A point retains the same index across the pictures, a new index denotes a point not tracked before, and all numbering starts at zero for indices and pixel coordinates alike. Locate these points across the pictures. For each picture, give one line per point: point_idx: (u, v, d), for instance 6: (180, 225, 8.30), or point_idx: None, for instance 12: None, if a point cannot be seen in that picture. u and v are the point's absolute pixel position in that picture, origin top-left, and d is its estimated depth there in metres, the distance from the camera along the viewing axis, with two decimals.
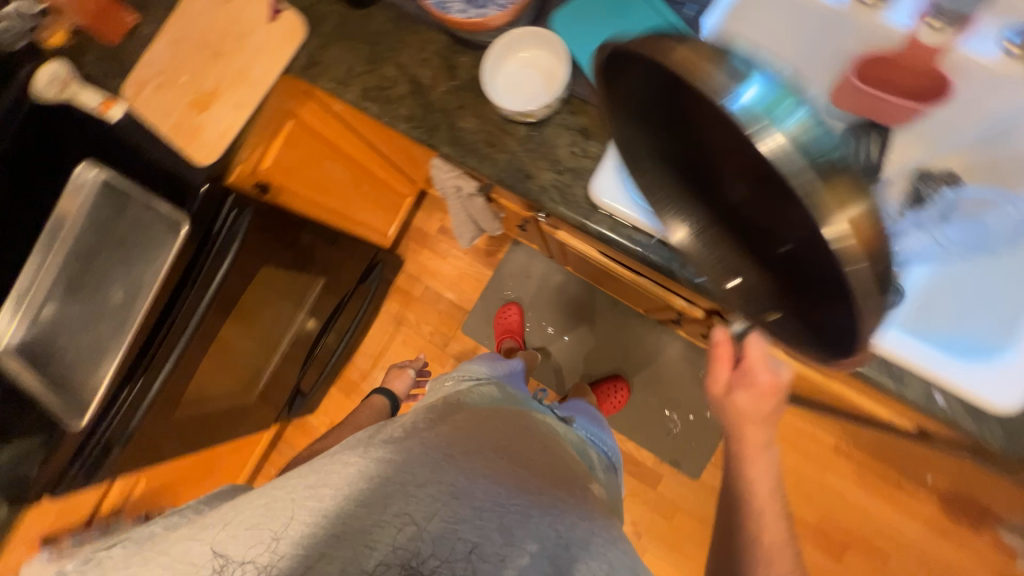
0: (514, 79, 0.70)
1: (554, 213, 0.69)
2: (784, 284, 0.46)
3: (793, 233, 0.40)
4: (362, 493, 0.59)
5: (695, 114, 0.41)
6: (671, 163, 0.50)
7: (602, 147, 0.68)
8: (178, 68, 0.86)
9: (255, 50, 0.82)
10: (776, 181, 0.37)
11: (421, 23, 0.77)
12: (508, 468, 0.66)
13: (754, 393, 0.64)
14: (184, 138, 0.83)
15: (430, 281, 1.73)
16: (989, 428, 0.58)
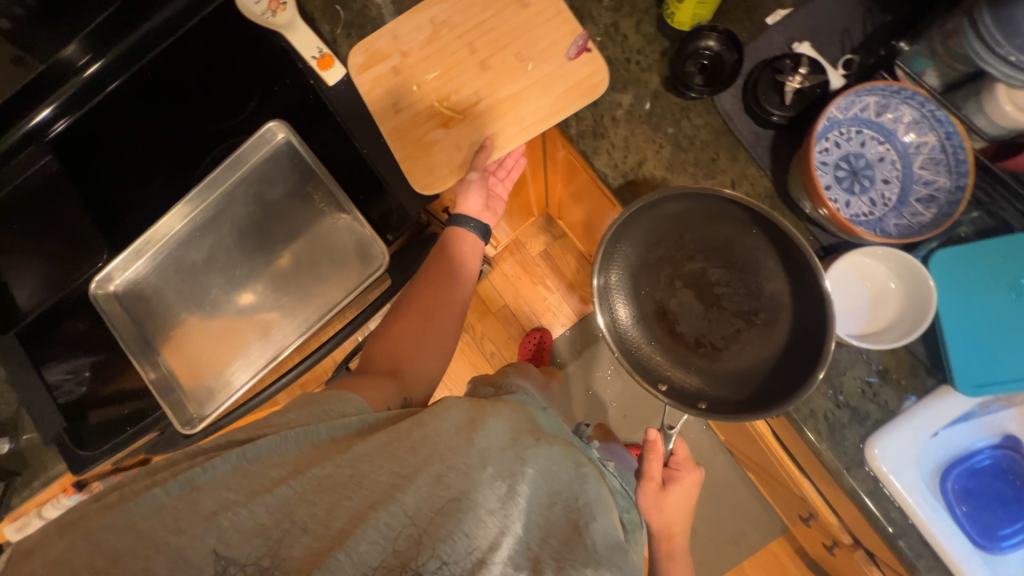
0: (843, 285, 0.59)
1: (808, 442, 0.61)
2: (691, 359, 0.57)
3: (741, 318, 0.57)
4: (513, 503, 0.43)
5: (685, 245, 0.59)
6: (647, 225, 0.59)
7: (897, 402, 0.60)
8: (430, 60, 0.68)
9: (537, 82, 0.66)
10: (766, 313, 0.56)
11: (747, 152, 0.63)
12: (566, 480, 0.48)
13: (681, 488, 0.68)
14: (408, 150, 0.68)
15: (510, 301, 1.60)
16: None
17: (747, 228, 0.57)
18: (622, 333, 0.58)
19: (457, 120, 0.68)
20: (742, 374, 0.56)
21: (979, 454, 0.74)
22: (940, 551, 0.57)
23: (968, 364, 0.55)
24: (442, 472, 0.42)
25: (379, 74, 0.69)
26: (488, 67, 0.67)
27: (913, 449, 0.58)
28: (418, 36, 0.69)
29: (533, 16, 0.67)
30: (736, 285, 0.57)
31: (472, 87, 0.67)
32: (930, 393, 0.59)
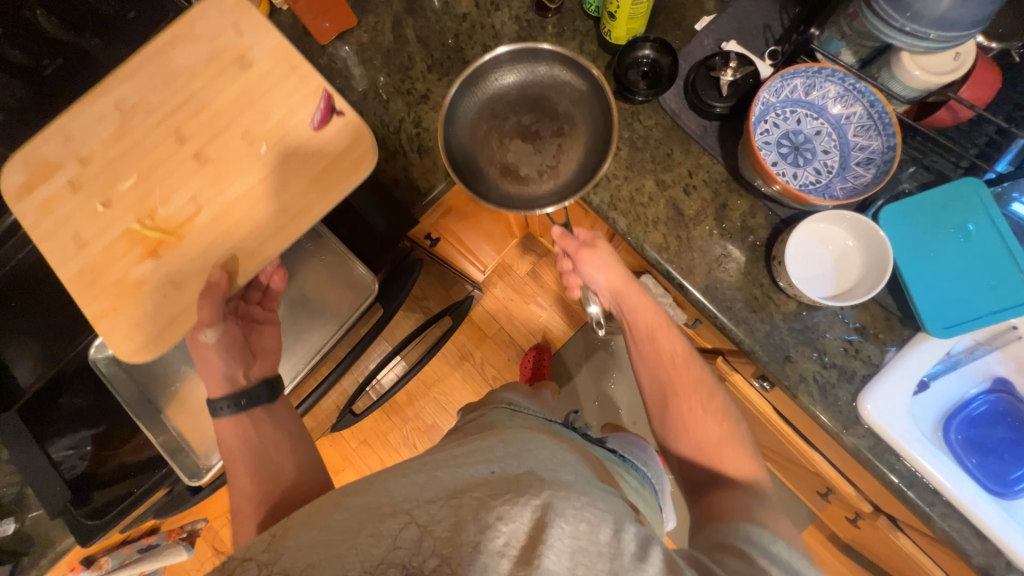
0: (802, 251, 0.62)
1: (804, 407, 0.63)
2: (537, 178, 0.67)
3: (557, 140, 0.68)
4: (428, 485, 0.44)
5: (498, 104, 0.68)
6: (465, 97, 0.67)
7: (880, 356, 0.62)
8: (123, 171, 0.62)
9: (279, 172, 0.61)
10: (569, 125, 0.68)
11: (698, 143, 0.68)
12: (467, 448, 0.50)
13: (599, 255, 0.66)
14: (114, 299, 0.61)
15: (505, 325, 1.61)
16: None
17: (533, 68, 0.68)
18: (484, 189, 0.66)
19: (172, 241, 0.60)
20: (578, 172, 0.67)
21: (974, 400, 0.76)
22: (952, 498, 0.58)
23: (933, 308, 0.58)
24: (347, 502, 0.43)
25: (47, 195, 0.62)
26: (214, 171, 0.61)
27: (903, 399, 0.60)
28: (106, 144, 0.62)
29: (263, 97, 0.61)
30: (545, 116, 0.68)
31: (186, 193, 0.61)
32: (908, 342, 0.61)
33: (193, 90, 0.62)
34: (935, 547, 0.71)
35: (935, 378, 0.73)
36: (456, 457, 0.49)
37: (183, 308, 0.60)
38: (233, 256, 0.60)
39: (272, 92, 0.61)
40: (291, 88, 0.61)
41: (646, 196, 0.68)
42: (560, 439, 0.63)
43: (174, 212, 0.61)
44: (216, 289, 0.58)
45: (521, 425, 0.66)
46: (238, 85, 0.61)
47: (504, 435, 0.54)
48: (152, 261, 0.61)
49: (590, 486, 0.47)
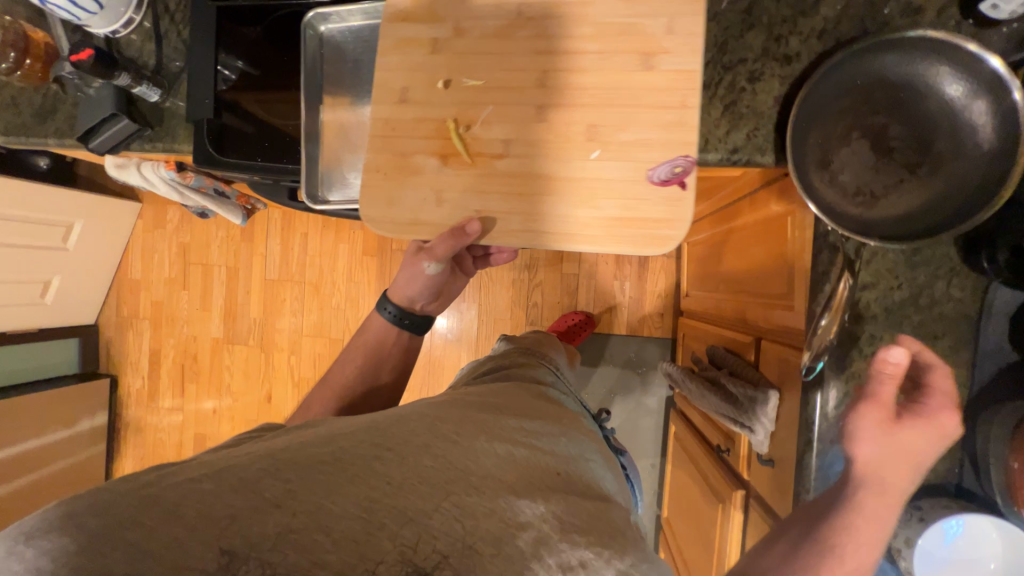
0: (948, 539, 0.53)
1: None
2: (853, 192, 0.57)
3: (905, 172, 0.56)
4: (513, 475, 0.42)
5: (876, 95, 0.57)
6: (855, 61, 0.56)
7: None
8: (480, 70, 0.64)
9: (591, 192, 0.61)
10: (931, 168, 0.55)
11: (970, 353, 0.57)
12: (550, 438, 0.50)
13: (897, 442, 0.48)
14: (393, 168, 0.66)
15: (580, 274, 1.55)
16: None
17: (950, 79, 0.54)
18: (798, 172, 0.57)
19: (468, 161, 0.63)
20: (897, 220, 0.56)
21: None
22: None
23: None
24: (445, 458, 0.41)
25: (408, 36, 0.66)
26: (541, 131, 0.62)
27: None
28: (482, 36, 0.64)
29: (628, 104, 0.60)
30: (914, 142, 0.56)
31: (506, 134, 0.63)
32: None
33: (587, 59, 0.61)
34: None
35: None
36: (534, 449, 0.47)
37: (427, 216, 0.65)
38: (497, 217, 0.63)
39: (642, 113, 0.60)
40: (659, 123, 0.59)
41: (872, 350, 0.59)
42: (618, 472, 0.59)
43: (486, 140, 0.63)
44: (463, 235, 0.62)
45: (585, 427, 0.62)
46: (617, 85, 0.60)
47: (577, 445, 0.52)
48: (441, 161, 0.65)
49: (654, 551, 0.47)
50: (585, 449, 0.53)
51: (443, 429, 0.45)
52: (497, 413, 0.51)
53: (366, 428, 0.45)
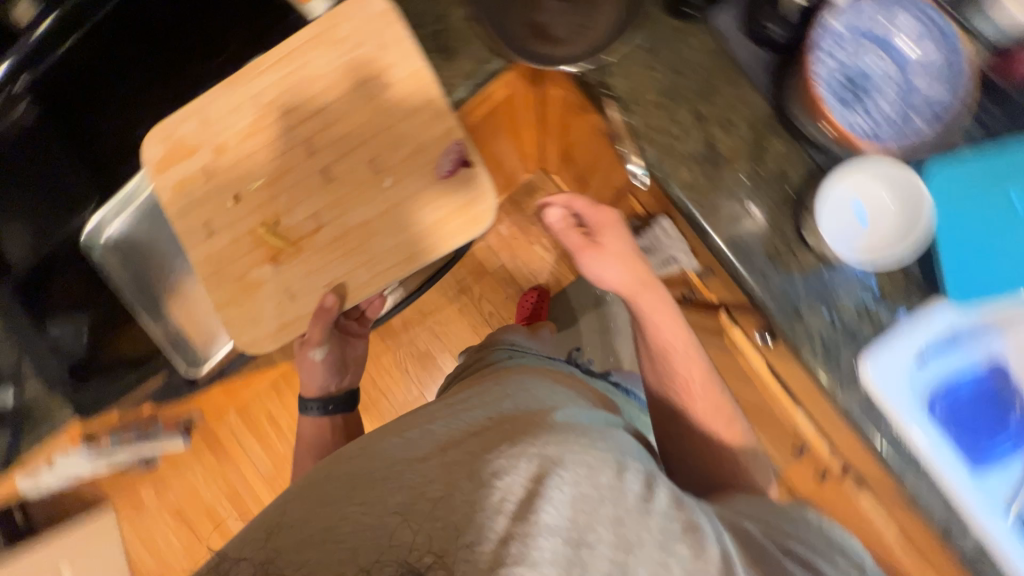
0: (846, 207, 0.57)
1: (805, 364, 0.62)
2: (572, 33, 0.64)
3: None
4: (427, 448, 0.48)
5: None
6: None
7: (891, 319, 0.61)
8: (255, 172, 0.67)
9: (400, 210, 0.65)
10: None
11: (745, 74, 0.62)
12: (473, 407, 0.55)
13: (602, 253, 0.72)
14: (235, 294, 0.67)
15: (507, 262, 1.59)
16: (962, 534, 0.62)
17: None
18: (520, 54, 0.64)
19: (292, 251, 0.66)
20: (615, 27, 0.62)
21: None
22: (922, 458, 0.62)
23: (955, 272, 0.58)
24: (359, 476, 0.45)
25: (181, 176, 0.68)
26: (339, 188, 0.65)
27: (905, 364, 0.61)
28: (240, 138, 0.67)
29: (395, 125, 0.65)
30: None
31: (311, 209, 0.66)
32: (923, 306, 0.60)
33: (332, 105, 0.66)
34: (896, 505, 0.75)
35: None
36: (449, 419, 0.52)
37: (290, 320, 0.67)
38: (347, 281, 0.66)
39: (403, 120, 0.65)
40: (419, 122, 0.65)
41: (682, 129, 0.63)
42: (570, 391, 0.70)
43: (297, 226, 0.66)
44: (328, 313, 0.66)
45: (523, 375, 0.67)
46: (371, 108, 0.66)
47: (505, 394, 0.57)
48: (272, 265, 0.67)
49: (599, 432, 0.54)
50: (505, 394, 0.58)
51: (360, 451, 0.49)
52: (422, 414, 0.56)
53: (299, 484, 0.48)
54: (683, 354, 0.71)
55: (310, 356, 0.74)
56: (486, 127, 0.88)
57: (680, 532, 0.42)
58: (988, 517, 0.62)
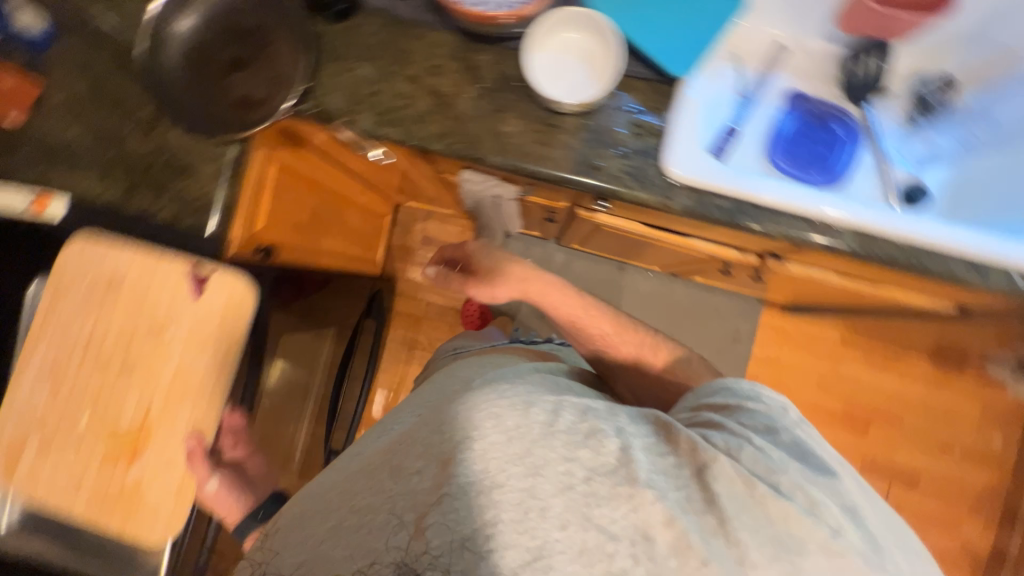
0: (553, 66, 0.64)
1: (631, 200, 0.66)
2: (275, 90, 0.69)
3: (268, 52, 0.69)
4: (392, 469, 0.64)
5: (201, 58, 0.68)
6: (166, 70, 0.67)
7: (662, 120, 0.66)
8: (75, 412, 0.72)
9: (193, 340, 0.73)
10: (269, 35, 0.69)
11: (421, 25, 0.68)
12: (440, 427, 0.66)
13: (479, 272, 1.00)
14: (127, 505, 0.72)
15: (430, 296, 1.62)
16: (843, 236, 0.65)
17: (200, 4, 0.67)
18: (241, 129, 0.68)
19: (144, 439, 0.72)
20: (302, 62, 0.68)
21: (787, 119, 0.83)
22: (767, 203, 0.64)
23: (664, 52, 0.64)
24: (354, 490, 0.65)
25: (30, 462, 0.72)
26: (141, 368, 0.72)
27: (696, 145, 0.65)
28: (52, 398, 0.72)
29: (142, 295, 0.72)
30: (246, 40, 0.69)
31: (133, 400, 0.72)
32: (676, 93, 0.65)
33: (91, 327, 0.73)
34: (804, 254, 0.79)
35: (737, 125, 0.81)
36: (406, 441, 0.68)
37: (180, 483, 0.72)
38: (198, 421, 0.73)
39: (143, 284, 0.72)
40: (156, 275, 0.72)
41: (405, 96, 0.68)
42: (513, 356, 0.92)
43: (133, 418, 0.72)
44: (198, 453, 0.72)
45: (463, 378, 0.83)
46: (117, 299, 0.72)
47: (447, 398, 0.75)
48: (137, 462, 0.72)
49: (541, 410, 0.65)
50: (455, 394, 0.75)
51: (341, 492, 0.65)
52: (389, 439, 0.72)
53: (321, 500, 0.66)
54: (588, 318, 0.95)
55: (207, 492, 0.73)
56: (290, 203, 0.90)
57: (578, 442, 0.60)
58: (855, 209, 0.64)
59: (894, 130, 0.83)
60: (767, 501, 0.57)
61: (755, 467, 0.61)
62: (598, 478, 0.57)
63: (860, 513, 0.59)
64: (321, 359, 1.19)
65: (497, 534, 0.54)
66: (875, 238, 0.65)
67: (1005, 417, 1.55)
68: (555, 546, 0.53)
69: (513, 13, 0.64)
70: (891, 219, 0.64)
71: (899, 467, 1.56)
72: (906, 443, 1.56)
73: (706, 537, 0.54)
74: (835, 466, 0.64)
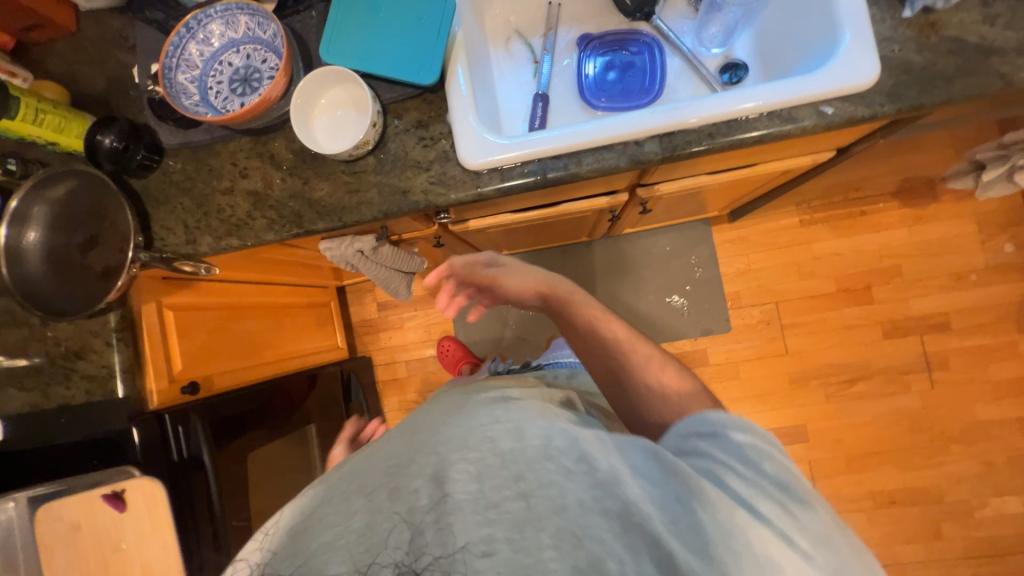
0: (330, 125, 0.70)
1: (450, 203, 0.69)
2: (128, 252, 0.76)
3: (112, 225, 0.77)
4: (375, 484, 0.48)
5: (53, 251, 0.73)
6: (24, 276, 0.71)
7: (445, 124, 0.69)
8: None
9: (138, 540, 0.73)
10: (107, 211, 0.77)
11: (219, 142, 0.75)
12: (445, 432, 0.51)
13: None
14: None
15: (406, 355, 1.65)
16: (646, 147, 0.65)
17: (29, 207, 0.72)
18: (106, 296, 0.75)
19: None
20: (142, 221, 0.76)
21: (590, 63, 0.86)
22: (565, 150, 0.65)
23: (412, 70, 0.68)
24: (335, 497, 0.49)
25: None
26: None
27: (481, 131, 0.67)
28: None
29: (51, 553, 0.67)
30: (86, 219, 0.75)
31: None
32: (447, 95, 0.69)
33: None
34: (652, 174, 0.79)
35: (546, 90, 0.84)
36: (391, 453, 0.52)
37: None
38: None
39: (48, 541, 0.66)
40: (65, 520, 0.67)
41: (229, 206, 0.74)
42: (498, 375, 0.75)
43: None
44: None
45: (451, 395, 0.66)
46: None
47: (438, 411, 0.58)
48: None
49: (548, 411, 0.54)
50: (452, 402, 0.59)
51: (329, 499, 0.50)
52: (375, 448, 0.55)
53: (304, 523, 0.48)
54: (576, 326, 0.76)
55: None
56: (205, 335, 0.97)
57: (578, 467, 0.46)
58: (651, 115, 0.64)
59: (688, 26, 0.84)
60: (746, 527, 0.43)
61: (731, 487, 0.46)
62: (594, 504, 0.44)
63: (834, 542, 0.44)
64: (317, 457, 1.21)
65: (493, 555, 0.41)
66: (678, 135, 0.65)
67: (1001, 222, 1.45)
68: (547, 568, 0.41)
69: (278, 101, 0.70)
70: (705, 104, 0.63)
71: (922, 318, 1.46)
72: (918, 291, 1.47)
73: (685, 552, 0.42)
74: (815, 491, 0.47)
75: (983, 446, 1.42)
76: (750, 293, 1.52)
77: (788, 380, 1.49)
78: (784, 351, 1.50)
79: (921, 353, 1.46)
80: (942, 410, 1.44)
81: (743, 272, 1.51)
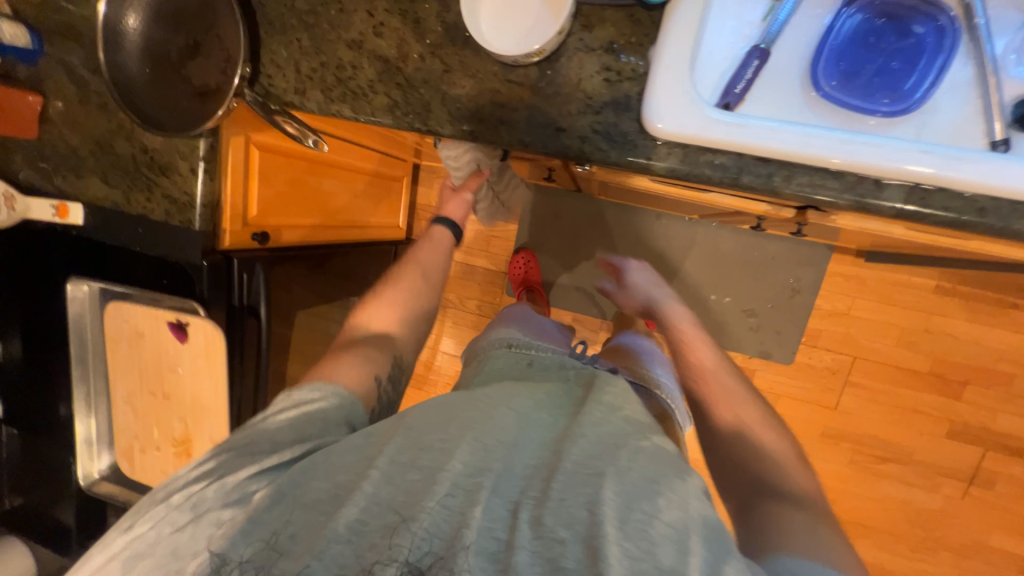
0: (502, 11, 0.54)
1: (605, 164, 0.55)
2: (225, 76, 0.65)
3: (212, 35, 0.64)
4: (532, 472, 0.53)
5: (156, 50, 0.64)
6: (123, 72, 0.64)
7: (640, 61, 0.53)
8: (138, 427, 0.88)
9: (194, 367, 0.81)
10: (211, 13, 0.64)
11: None
12: (574, 484, 0.49)
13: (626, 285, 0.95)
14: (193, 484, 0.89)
15: (458, 256, 1.60)
16: (886, 192, 0.49)
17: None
18: (202, 124, 0.66)
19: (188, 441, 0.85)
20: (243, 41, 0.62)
21: (845, 26, 0.63)
22: (783, 157, 0.49)
23: None
24: (437, 468, 0.50)
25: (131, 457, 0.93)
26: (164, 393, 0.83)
27: (687, 89, 0.51)
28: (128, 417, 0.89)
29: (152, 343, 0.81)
30: (192, 20, 0.64)
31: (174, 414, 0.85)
32: (664, 21, 0.51)
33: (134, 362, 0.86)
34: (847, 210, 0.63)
35: (771, 45, 0.63)
36: (550, 408, 0.63)
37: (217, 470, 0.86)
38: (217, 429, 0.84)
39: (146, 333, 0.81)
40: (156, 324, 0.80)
41: (351, 63, 0.61)
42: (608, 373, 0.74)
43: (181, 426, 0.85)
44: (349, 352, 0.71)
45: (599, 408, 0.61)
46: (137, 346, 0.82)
47: (598, 395, 0.62)
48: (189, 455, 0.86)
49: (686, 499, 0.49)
50: (623, 386, 0.65)
51: (447, 454, 0.52)
52: (529, 418, 0.60)
53: (398, 475, 0.50)
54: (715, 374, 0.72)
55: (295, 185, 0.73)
56: (283, 184, 0.91)
57: None
58: (922, 155, 0.47)
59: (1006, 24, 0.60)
60: None
61: None
62: None
63: None
64: None
65: None
66: (936, 194, 0.48)
67: None
68: None
69: None
70: (1006, 168, 0.46)
71: (999, 434, 1.33)
72: (1014, 407, 1.31)
73: None
74: None
75: (975, 565, 1.39)
76: (832, 338, 1.38)
77: (821, 433, 1.43)
78: (833, 406, 1.41)
79: (973, 464, 1.35)
80: (958, 520, 1.38)
81: (839, 314, 1.35)
